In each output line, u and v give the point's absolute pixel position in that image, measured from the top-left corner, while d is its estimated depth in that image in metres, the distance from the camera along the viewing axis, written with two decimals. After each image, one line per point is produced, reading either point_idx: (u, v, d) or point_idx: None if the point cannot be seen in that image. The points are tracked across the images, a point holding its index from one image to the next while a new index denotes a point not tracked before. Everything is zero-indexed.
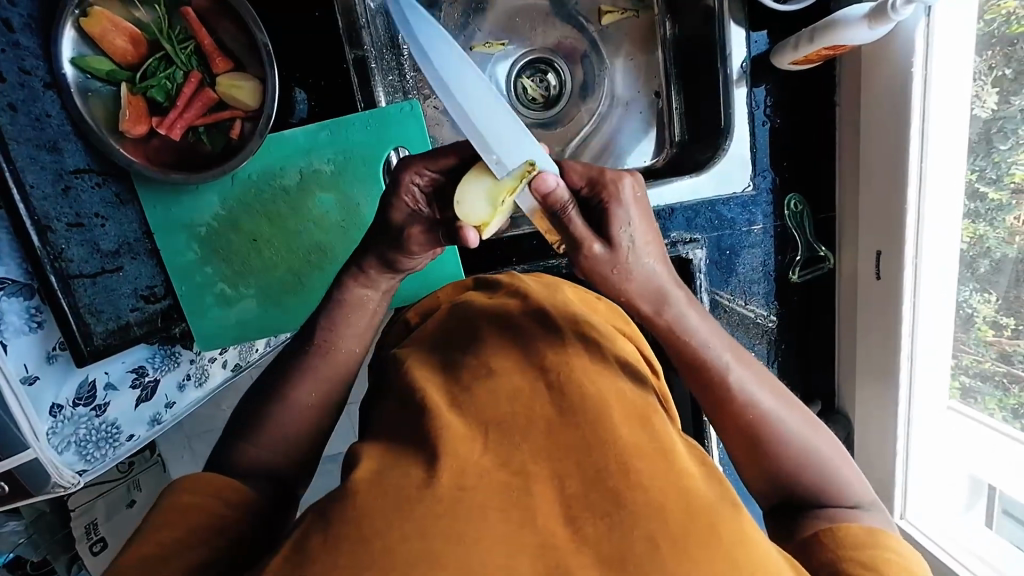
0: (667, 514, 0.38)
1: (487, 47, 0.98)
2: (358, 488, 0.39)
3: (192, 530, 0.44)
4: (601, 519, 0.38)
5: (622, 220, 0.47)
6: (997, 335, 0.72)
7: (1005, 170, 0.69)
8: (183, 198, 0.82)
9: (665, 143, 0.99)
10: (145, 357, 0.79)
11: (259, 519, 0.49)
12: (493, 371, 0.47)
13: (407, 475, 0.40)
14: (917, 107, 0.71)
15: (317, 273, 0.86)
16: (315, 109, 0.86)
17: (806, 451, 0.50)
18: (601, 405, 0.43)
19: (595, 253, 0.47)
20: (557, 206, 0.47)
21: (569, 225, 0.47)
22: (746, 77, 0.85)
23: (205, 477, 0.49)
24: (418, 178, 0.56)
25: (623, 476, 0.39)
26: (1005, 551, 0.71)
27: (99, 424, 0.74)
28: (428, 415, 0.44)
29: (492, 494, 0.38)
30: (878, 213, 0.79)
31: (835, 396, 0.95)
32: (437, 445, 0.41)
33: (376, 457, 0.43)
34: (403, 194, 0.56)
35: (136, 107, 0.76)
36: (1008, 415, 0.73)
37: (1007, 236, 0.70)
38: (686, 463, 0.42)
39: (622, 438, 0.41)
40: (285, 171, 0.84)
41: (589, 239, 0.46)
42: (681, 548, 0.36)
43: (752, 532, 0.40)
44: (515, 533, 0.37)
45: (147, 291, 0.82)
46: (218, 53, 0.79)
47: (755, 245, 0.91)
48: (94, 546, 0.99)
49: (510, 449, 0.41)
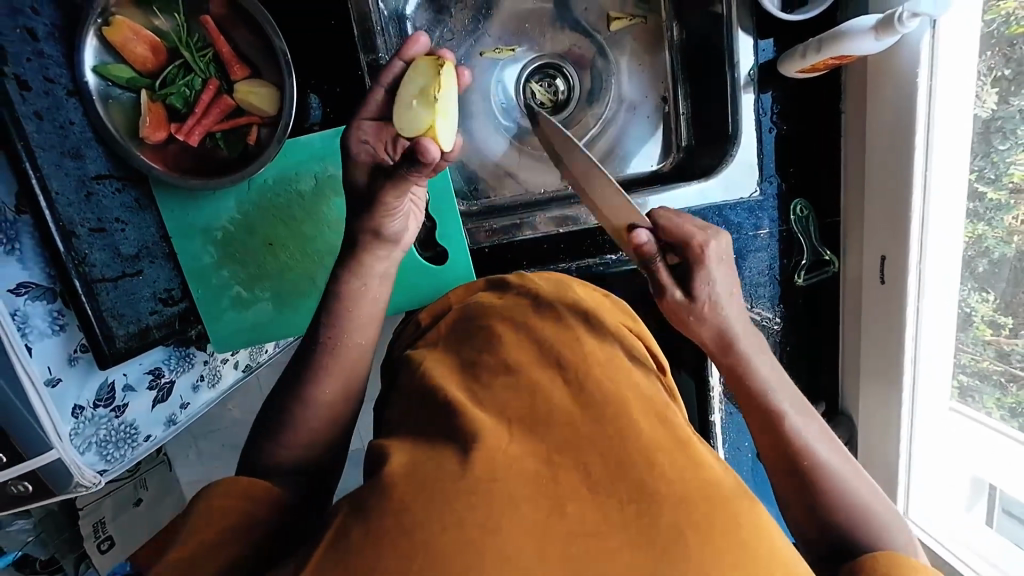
0: (690, 501, 0.39)
1: (496, 53, 0.99)
2: (388, 483, 0.41)
3: (227, 531, 0.46)
4: (627, 505, 0.39)
5: (705, 279, 0.57)
6: (994, 333, 0.74)
7: (1004, 170, 0.70)
8: (200, 202, 0.84)
9: (672, 148, 1.00)
10: (160, 359, 0.81)
11: (291, 514, 0.50)
12: (514, 369, 0.48)
13: (439, 464, 0.41)
14: (923, 115, 0.73)
15: (330, 275, 0.88)
16: (329, 115, 0.87)
17: (835, 478, 0.53)
18: (619, 401, 0.45)
19: (674, 299, 0.58)
20: (647, 258, 0.59)
21: (656, 275, 0.59)
22: (753, 84, 0.87)
23: (236, 479, 0.50)
24: (361, 132, 0.59)
25: (647, 466, 0.41)
26: (1005, 549, 0.72)
27: (119, 425, 0.75)
28: (456, 410, 0.45)
29: (522, 484, 0.40)
30: (884, 217, 0.81)
31: (840, 397, 0.97)
32: (467, 438, 0.42)
33: (406, 453, 0.44)
34: (359, 155, 0.58)
35: (156, 114, 0.77)
36: (1006, 414, 0.75)
37: (1006, 236, 0.71)
38: (702, 454, 0.44)
39: (643, 434, 0.43)
40: (300, 177, 0.86)
41: (670, 288, 0.58)
42: (706, 538, 0.37)
43: (769, 522, 0.41)
44: (546, 521, 0.38)
45: (165, 294, 0.83)
46: (236, 61, 0.80)
47: (761, 249, 0.93)
48: (103, 544, 1.01)
49: (538, 441, 0.43)
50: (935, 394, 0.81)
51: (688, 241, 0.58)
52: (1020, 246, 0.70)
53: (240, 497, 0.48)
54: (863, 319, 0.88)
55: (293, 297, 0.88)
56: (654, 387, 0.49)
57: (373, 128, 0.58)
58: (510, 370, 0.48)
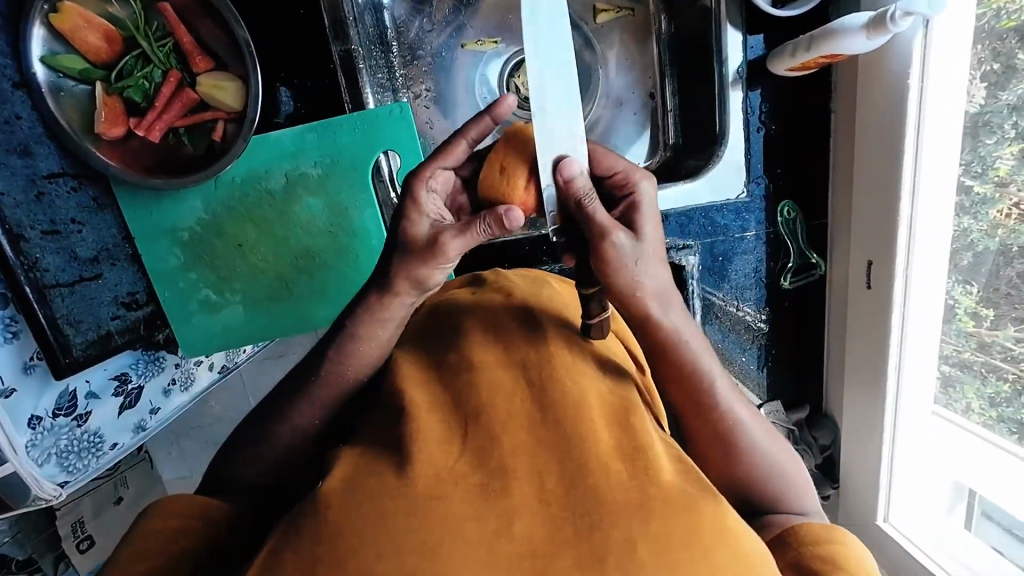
0: (650, 509, 0.35)
1: (478, 45, 0.95)
2: (328, 499, 0.37)
3: (170, 553, 0.43)
4: (580, 519, 0.35)
5: (646, 220, 0.48)
6: (977, 325, 0.71)
7: (990, 164, 0.68)
8: (165, 202, 0.80)
9: (659, 145, 0.97)
10: (128, 363, 0.78)
11: (238, 535, 0.47)
12: (475, 365, 0.45)
13: (375, 485, 0.37)
14: (913, 114, 0.71)
15: (305, 279, 0.85)
16: (300, 111, 0.83)
17: (769, 476, 0.49)
18: (582, 404, 0.41)
19: (619, 242, 0.46)
20: (579, 193, 0.47)
21: (593, 213, 0.46)
22: (742, 81, 0.84)
23: (181, 499, 0.47)
24: (433, 181, 0.54)
25: (603, 473, 0.37)
26: (983, 553, 0.72)
27: (81, 434, 0.72)
28: (405, 417, 0.42)
29: (467, 501, 0.36)
30: (871, 222, 0.79)
31: (823, 399, 0.97)
32: (416, 447, 0.39)
33: (348, 464, 0.40)
34: (427, 204, 0.51)
35: (112, 108, 0.73)
36: (986, 405, 0.72)
37: (991, 229, 0.68)
38: (668, 454, 0.40)
39: (602, 441, 0.39)
40: (270, 174, 0.82)
41: (612, 227, 0.46)
42: (660, 547, 0.34)
43: (736, 527, 0.36)
44: (491, 542, 0.34)
45: (128, 297, 0.79)
46: (199, 52, 0.76)
47: (748, 251, 0.92)
48: (82, 543, 0.97)
49: (488, 445, 0.38)
50: (920, 397, 0.79)
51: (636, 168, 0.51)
52: (1003, 239, 0.67)
53: (183, 516, 0.46)
54: (849, 320, 0.86)
55: (268, 299, 0.84)
56: (622, 387, 0.45)
57: (446, 183, 0.55)
58: (471, 373, 0.44)
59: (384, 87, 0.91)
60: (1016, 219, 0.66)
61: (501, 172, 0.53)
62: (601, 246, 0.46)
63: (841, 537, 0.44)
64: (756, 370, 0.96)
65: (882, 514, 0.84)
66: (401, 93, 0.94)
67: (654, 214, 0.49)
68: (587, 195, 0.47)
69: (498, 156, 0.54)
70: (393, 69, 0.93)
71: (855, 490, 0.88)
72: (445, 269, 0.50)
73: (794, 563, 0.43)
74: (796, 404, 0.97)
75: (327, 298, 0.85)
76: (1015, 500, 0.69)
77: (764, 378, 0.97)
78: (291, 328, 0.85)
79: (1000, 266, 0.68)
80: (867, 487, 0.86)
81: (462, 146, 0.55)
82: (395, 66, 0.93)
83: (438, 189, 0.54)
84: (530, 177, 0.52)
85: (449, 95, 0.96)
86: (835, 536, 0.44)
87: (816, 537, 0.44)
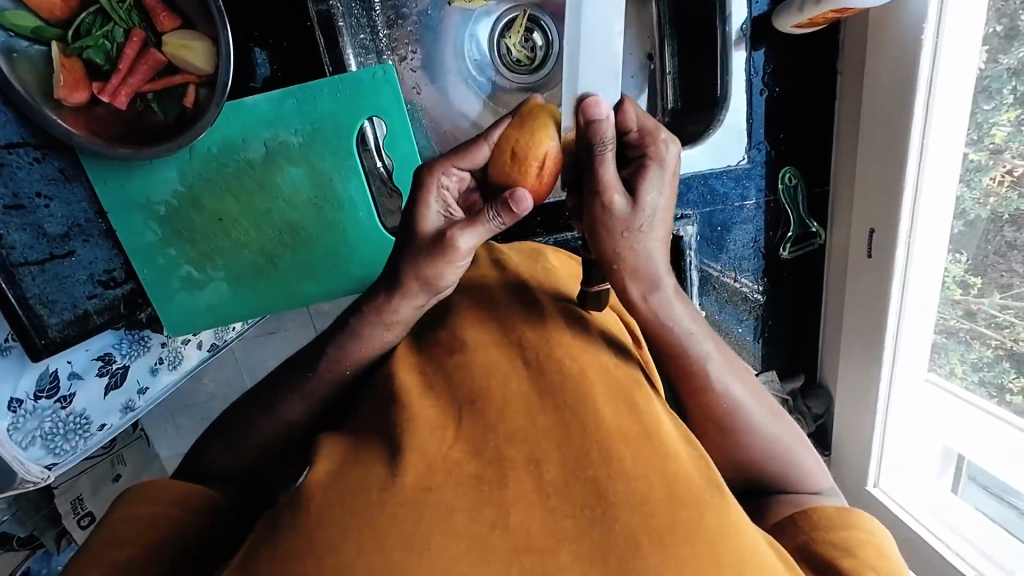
0: (650, 501, 0.33)
1: (467, 3, 0.89)
2: (311, 492, 0.35)
3: (143, 544, 0.41)
4: (580, 510, 0.33)
5: (653, 181, 0.44)
6: (964, 293, 0.72)
7: (986, 131, 0.67)
8: (136, 173, 0.75)
9: (657, 110, 0.94)
10: (111, 343, 0.75)
11: (225, 524, 0.46)
12: (469, 345, 0.43)
13: (364, 476, 0.35)
14: (925, 72, 0.68)
15: (290, 254, 0.81)
16: (277, 74, 0.78)
17: (769, 457, 0.48)
18: (582, 385, 0.39)
19: (614, 204, 0.43)
20: (598, 136, 0.43)
21: (601, 167, 0.43)
22: (746, 39, 0.80)
23: (161, 484, 0.45)
24: (446, 179, 0.47)
25: (605, 464, 0.35)
26: (970, 516, 0.73)
27: (66, 416, 0.70)
28: (396, 402, 0.40)
29: (460, 493, 0.33)
30: (876, 189, 0.77)
31: (817, 368, 0.96)
32: (408, 434, 0.37)
33: (335, 456, 0.38)
34: (433, 197, 0.45)
35: (72, 70, 0.68)
36: (968, 369, 0.74)
37: (982, 198, 0.69)
38: (667, 434, 0.39)
39: (604, 420, 0.37)
40: (248, 143, 0.77)
41: (613, 188, 0.43)
42: (663, 542, 0.32)
43: (739, 519, 0.35)
44: (485, 535, 0.32)
45: (105, 275, 0.76)
46: (162, 9, 0.71)
47: (747, 221, 0.89)
48: (83, 520, 0.95)
49: (483, 432, 0.37)
50: (913, 366, 0.79)
51: (656, 129, 0.46)
52: (994, 207, 0.68)
53: (160, 504, 0.44)
54: (847, 290, 0.85)
55: (252, 277, 0.81)
56: (622, 365, 0.43)
57: (460, 183, 0.48)
58: (465, 355, 0.42)
59: (368, 49, 0.85)
60: (1008, 186, 0.66)
61: (512, 156, 0.48)
62: (595, 203, 0.44)
63: (854, 520, 0.44)
64: (752, 341, 0.95)
65: (872, 479, 0.84)
66: (386, 55, 0.89)
67: (663, 179, 0.45)
68: (603, 145, 0.43)
69: (508, 137, 0.49)
70: (377, 29, 0.87)
71: (846, 457, 0.89)
72: (459, 267, 0.44)
73: (806, 548, 0.43)
74: (790, 373, 0.97)
75: (314, 275, 0.83)
76: (997, 462, 0.70)
77: (760, 349, 0.95)
78: (277, 305, 0.83)
79: (991, 234, 0.69)
80: (858, 456, 0.86)
81: (479, 144, 0.49)
82: (379, 27, 0.87)
83: (451, 189, 0.47)
84: (544, 162, 0.48)
85: (438, 59, 0.90)
86: (854, 521, 0.44)
87: (830, 521, 0.44)
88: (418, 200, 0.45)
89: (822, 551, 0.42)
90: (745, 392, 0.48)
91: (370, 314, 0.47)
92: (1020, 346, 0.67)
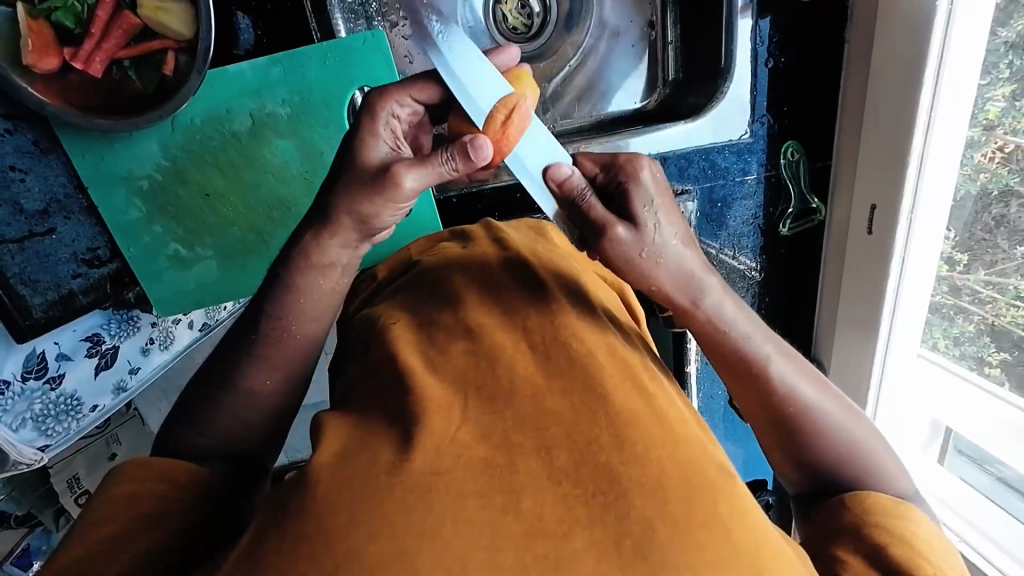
0: (666, 489, 0.33)
1: None
2: (317, 476, 0.34)
3: (128, 518, 0.41)
4: (592, 496, 0.32)
5: (644, 199, 0.45)
6: (952, 270, 0.73)
7: (982, 107, 0.66)
8: (116, 145, 0.72)
9: (657, 83, 0.92)
10: (99, 323, 0.73)
11: (221, 502, 0.45)
12: (473, 329, 0.42)
13: (370, 460, 0.34)
14: (935, 42, 0.66)
15: (282, 231, 0.79)
16: (262, 39, 0.74)
17: (838, 451, 0.47)
18: (592, 368, 0.39)
19: (620, 237, 0.44)
20: (575, 193, 0.46)
21: (590, 211, 0.46)
22: (752, 6, 0.78)
23: (146, 462, 0.44)
24: (398, 110, 0.50)
25: (615, 447, 0.34)
26: (954, 486, 0.77)
27: (57, 398, 0.68)
28: (401, 385, 0.39)
29: (471, 478, 0.33)
30: (879, 165, 0.76)
31: (813, 345, 0.95)
32: (416, 413, 0.36)
33: (340, 436, 0.37)
34: (381, 124, 0.48)
35: (41, 35, 0.64)
36: (949, 343, 0.75)
37: (973, 173, 0.68)
38: (677, 417, 0.38)
39: (615, 405, 0.37)
40: (233, 115, 0.74)
41: (611, 222, 0.45)
42: (681, 529, 0.32)
43: (748, 505, 0.35)
44: (497, 520, 0.31)
45: (89, 253, 0.73)
46: None
47: (748, 197, 0.88)
48: (81, 498, 0.92)
49: (491, 416, 0.36)
50: (906, 340, 0.80)
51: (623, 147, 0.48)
52: (985, 183, 0.67)
53: (148, 480, 0.43)
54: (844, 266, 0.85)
55: (239, 254, 0.79)
56: (626, 349, 0.43)
57: (413, 114, 0.52)
58: (472, 338, 0.41)
59: (357, 14, 0.82)
60: (999, 162, 0.65)
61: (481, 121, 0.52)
62: (603, 245, 0.45)
63: (908, 512, 0.44)
64: None
65: None
66: (376, 21, 0.83)
67: (648, 192, 0.46)
68: (591, 206, 0.46)
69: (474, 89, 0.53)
70: None
71: None
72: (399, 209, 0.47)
73: (855, 528, 0.43)
74: None
75: None
76: (984, 434, 0.71)
77: None
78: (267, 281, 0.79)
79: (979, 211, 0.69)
80: None
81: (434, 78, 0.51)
82: None
83: (401, 118, 0.51)
84: (509, 115, 0.48)
85: None
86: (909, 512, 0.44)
87: (883, 509, 0.43)
88: (369, 125, 0.48)
89: (872, 531, 0.42)
90: (808, 386, 0.47)
91: (300, 261, 0.48)
92: (1002, 321, 0.68)
